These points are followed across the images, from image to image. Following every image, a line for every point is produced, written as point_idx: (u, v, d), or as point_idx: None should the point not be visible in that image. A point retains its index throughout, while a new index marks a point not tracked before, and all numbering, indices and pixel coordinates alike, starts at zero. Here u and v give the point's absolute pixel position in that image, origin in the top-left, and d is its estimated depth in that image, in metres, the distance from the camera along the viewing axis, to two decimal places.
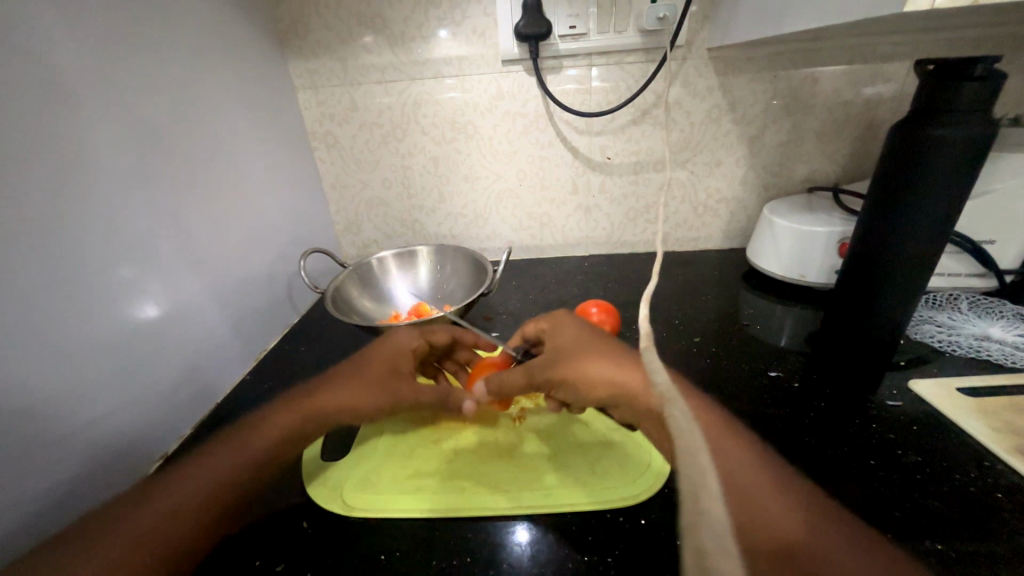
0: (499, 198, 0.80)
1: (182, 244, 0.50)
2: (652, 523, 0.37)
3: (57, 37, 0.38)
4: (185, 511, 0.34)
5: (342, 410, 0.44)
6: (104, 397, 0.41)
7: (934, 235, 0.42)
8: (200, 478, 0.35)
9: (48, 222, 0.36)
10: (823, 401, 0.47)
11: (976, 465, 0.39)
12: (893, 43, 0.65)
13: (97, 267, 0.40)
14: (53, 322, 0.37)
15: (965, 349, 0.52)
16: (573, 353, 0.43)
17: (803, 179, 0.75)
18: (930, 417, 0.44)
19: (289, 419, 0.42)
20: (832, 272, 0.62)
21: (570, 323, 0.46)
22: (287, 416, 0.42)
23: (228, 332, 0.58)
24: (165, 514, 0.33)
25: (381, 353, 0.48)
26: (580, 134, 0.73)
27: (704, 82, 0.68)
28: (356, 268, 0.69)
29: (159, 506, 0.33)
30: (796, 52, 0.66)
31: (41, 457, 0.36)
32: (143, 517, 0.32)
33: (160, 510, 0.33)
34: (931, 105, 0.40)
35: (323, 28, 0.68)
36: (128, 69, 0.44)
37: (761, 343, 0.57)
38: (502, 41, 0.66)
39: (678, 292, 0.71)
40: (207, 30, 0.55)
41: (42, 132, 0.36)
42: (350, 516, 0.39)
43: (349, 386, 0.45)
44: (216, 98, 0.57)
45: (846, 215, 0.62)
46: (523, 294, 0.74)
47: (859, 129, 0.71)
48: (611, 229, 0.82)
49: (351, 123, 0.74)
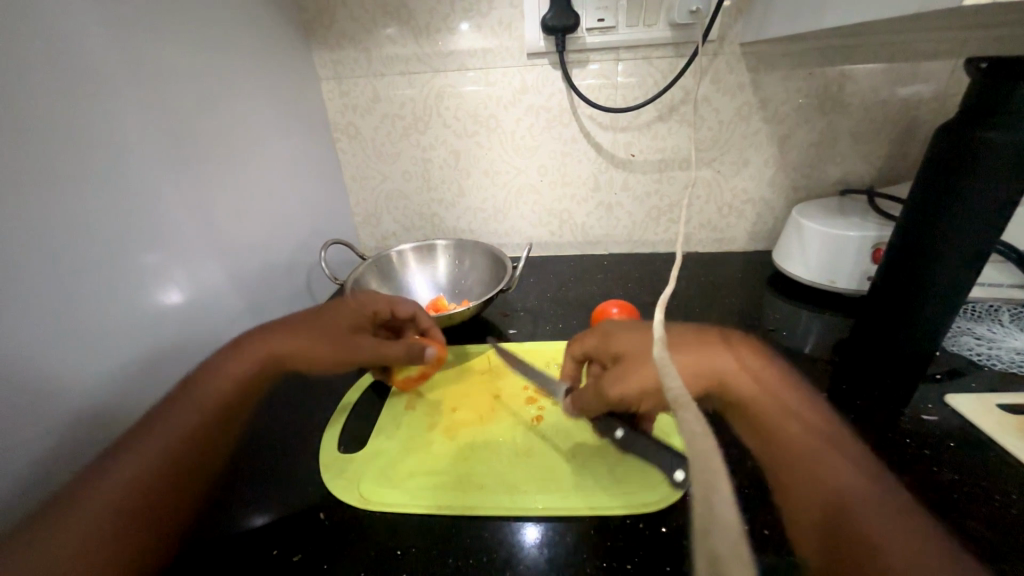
0: (519, 193, 0.79)
1: (205, 232, 0.51)
2: (672, 531, 0.36)
3: (88, 25, 0.38)
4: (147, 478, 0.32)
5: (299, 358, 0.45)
6: (125, 379, 0.42)
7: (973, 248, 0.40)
8: (162, 438, 0.34)
9: (74, 209, 0.37)
10: (853, 412, 0.45)
11: (1018, 487, 0.37)
12: (938, 40, 0.62)
13: (123, 252, 0.41)
14: (77, 306, 0.37)
15: (1005, 364, 0.50)
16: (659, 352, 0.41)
17: (835, 180, 0.72)
18: (967, 434, 0.42)
19: (242, 365, 0.41)
20: (863, 279, 0.60)
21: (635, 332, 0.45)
22: (239, 363, 0.41)
23: (248, 321, 0.59)
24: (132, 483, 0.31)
25: (345, 309, 0.50)
26: (604, 130, 0.72)
27: (735, 78, 0.66)
28: (376, 260, 0.69)
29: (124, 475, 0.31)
30: (833, 48, 0.64)
31: (66, 435, 0.37)
32: (112, 485, 0.30)
33: (119, 484, 0.31)
34: (984, 104, 0.38)
35: (349, 19, 0.68)
36: (156, 57, 0.45)
37: (786, 350, 0.56)
38: (528, 33, 0.65)
39: (700, 294, 0.69)
40: (233, 18, 0.55)
41: (75, 120, 0.37)
42: (365, 509, 0.39)
43: (312, 333, 0.46)
44: (241, 86, 0.57)
45: (881, 220, 0.59)
46: (540, 292, 0.73)
47: (896, 130, 0.68)
48: (632, 228, 0.81)
49: (373, 115, 0.74)
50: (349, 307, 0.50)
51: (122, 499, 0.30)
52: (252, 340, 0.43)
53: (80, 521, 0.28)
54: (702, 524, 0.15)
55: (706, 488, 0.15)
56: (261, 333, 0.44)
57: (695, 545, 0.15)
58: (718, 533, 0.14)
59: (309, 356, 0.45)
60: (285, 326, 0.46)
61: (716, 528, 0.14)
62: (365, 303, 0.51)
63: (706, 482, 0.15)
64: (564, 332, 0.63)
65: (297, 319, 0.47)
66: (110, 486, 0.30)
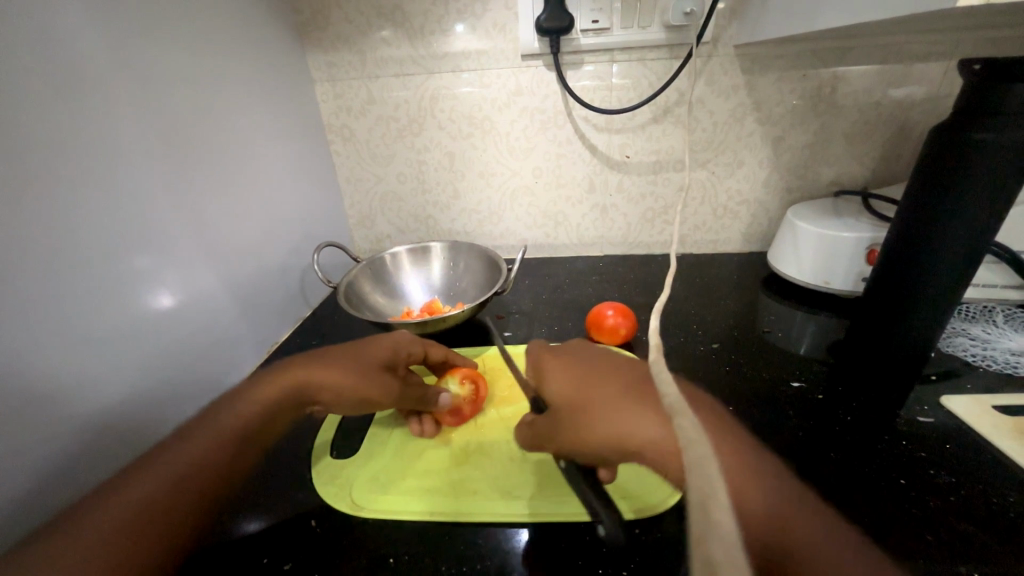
0: (514, 195, 0.79)
1: (197, 234, 0.50)
2: (668, 537, 0.35)
3: (76, 25, 0.38)
4: (164, 499, 0.31)
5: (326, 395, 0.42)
6: (114, 384, 0.41)
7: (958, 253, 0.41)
8: (178, 458, 0.33)
9: (63, 211, 0.36)
10: (849, 415, 0.45)
11: (1015, 489, 0.37)
12: (930, 43, 0.62)
13: (115, 256, 0.41)
14: (65, 312, 0.37)
15: (1000, 365, 0.50)
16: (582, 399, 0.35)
17: (829, 182, 0.73)
18: (964, 436, 0.42)
19: (267, 398, 0.40)
20: (858, 280, 0.60)
21: (561, 366, 0.40)
22: (265, 395, 0.40)
23: (240, 325, 0.58)
24: (143, 502, 0.30)
25: (381, 346, 0.46)
26: (599, 131, 0.72)
27: (730, 79, 0.66)
28: (370, 263, 0.69)
29: (133, 495, 0.30)
30: (827, 50, 0.64)
31: (54, 446, 0.36)
32: (119, 507, 0.29)
33: (132, 504, 0.29)
34: (976, 106, 0.38)
35: (343, 20, 0.67)
36: (146, 57, 0.44)
37: (781, 351, 0.56)
38: (523, 35, 0.65)
39: (695, 296, 0.69)
40: (225, 18, 0.55)
41: (64, 120, 0.37)
42: (357, 516, 0.38)
43: (343, 370, 0.43)
44: (234, 88, 0.56)
45: (875, 221, 0.59)
46: (536, 294, 0.73)
47: (890, 132, 0.68)
48: (627, 230, 0.81)
49: (368, 117, 0.74)
50: (388, 340, 0.47)
51: (134, 521, 0.29)
52: (287, 368, 0.42)
53: (85, 539, 0.27)
54: (697, 531, 0.14)
55: (703, 496, 0.15)
56: (298, 363, 0.43)
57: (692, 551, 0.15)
58: (714, 542, 0.13)
59: (336, 396, 0.43)
60: (320, 357, 0.44)
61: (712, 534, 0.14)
62: (401, 341, 0.48)
63: (702, 488, 0.15)
64: (559, 335, 0.62)
65: (337, 351, 0.45)
66: (112, 505, 0.29)
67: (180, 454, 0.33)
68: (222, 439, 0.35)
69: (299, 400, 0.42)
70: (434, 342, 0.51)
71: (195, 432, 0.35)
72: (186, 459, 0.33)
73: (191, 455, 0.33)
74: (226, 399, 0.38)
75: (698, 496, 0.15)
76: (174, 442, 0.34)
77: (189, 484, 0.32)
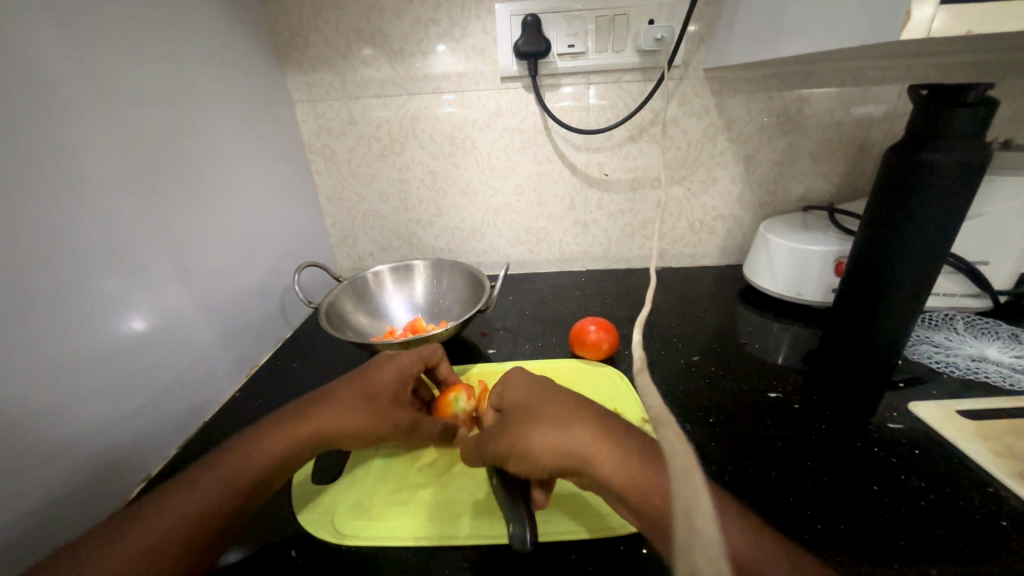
0: (496, 212, 0.80)
1: (171, 256, 0.49)
2: (653, 552, 0.36)
3: (46, 49, 0.37)
4: (163, 548, 0.30)
5: (338, 439, 0.40)
6: (84, 414, 0.39)
7: (914, 290, 0.44)
8: (179, 505, 0.32)
9: (35, 235, 0.36)
10: (824, 423, 0.47)
11: (981, 492, 0.38)
12: (884, 68, 0.66)
13: (86, 280, 0.40)
14: (32, 340, 0.35)
15: (963, 370, 0.52)
16: (515, 420, 0.36)
17: (798, 197, 0.76)
18: (931, 440, 0.44)
19: (271, 446, 0.37)
20: (829, 291, 0.62)
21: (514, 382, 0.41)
22: (268, 443, 0.37)
23: (219, 348, 0.57)
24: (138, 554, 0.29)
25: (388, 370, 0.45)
26: (578, 150, 0.74)
27: (701, 101, 0.69)
28: (352, 282, 0.68)
29: (129, 545, 0.30)
30: (790, 74, 0.67)
31: (20, 480, 0.34)
32: (113, 558, 0.29)
33: (129, 552, 0.29)
34: (927, 130, 0.40)
35: (322, 42, 0.68)
36: (116, 78, 0.43)
37: (759, 362, 0.57)
38: (501, 58, 0.67)
39: (675, 308, 0.71)
40: (203, 40, 0.55)
41: (32, 141, 0.36)
42: (339, 544, 0.37)
43: (361, 407, 0.41)
44: (210, 106, 0.56)
45: (842, 234, 0.62)
46: (519, 310, 0.74)
47: (851, 150, 0.72)
48: (608, 244, 0.82)
49: (349, 137, 0.74)
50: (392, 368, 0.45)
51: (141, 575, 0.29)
52: (293, 415, 0.40)
53: None
54: (683, 539, 0.16)
55: (687, 505, 0.16)
56: (305, 408, 0.41)
57: (679, 562, 0.16)
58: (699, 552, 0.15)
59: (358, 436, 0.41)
60: (326, 398, 0.41)
61: (696, 541, 0.15)
62: (406, 360, 0.46)
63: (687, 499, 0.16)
64: (544, 351, 0.63)
65: (340, 389, 0.42)
66: (110, 556, 0.29)
67: (181, 501, 0.33)
68: (226, 488, 0.34)
69: (318, 446, 0.40)
70: (435, 349, 0.50)
71: (198, 478, 0.34)
72: (191, 507, 0.32)
73: (196, 503, 0.33)
74: (232, 443, 0.37)
75: (684, 505, 0.17)
76: (176, 488, 0.33)
77: (191, 537, 0.31)
